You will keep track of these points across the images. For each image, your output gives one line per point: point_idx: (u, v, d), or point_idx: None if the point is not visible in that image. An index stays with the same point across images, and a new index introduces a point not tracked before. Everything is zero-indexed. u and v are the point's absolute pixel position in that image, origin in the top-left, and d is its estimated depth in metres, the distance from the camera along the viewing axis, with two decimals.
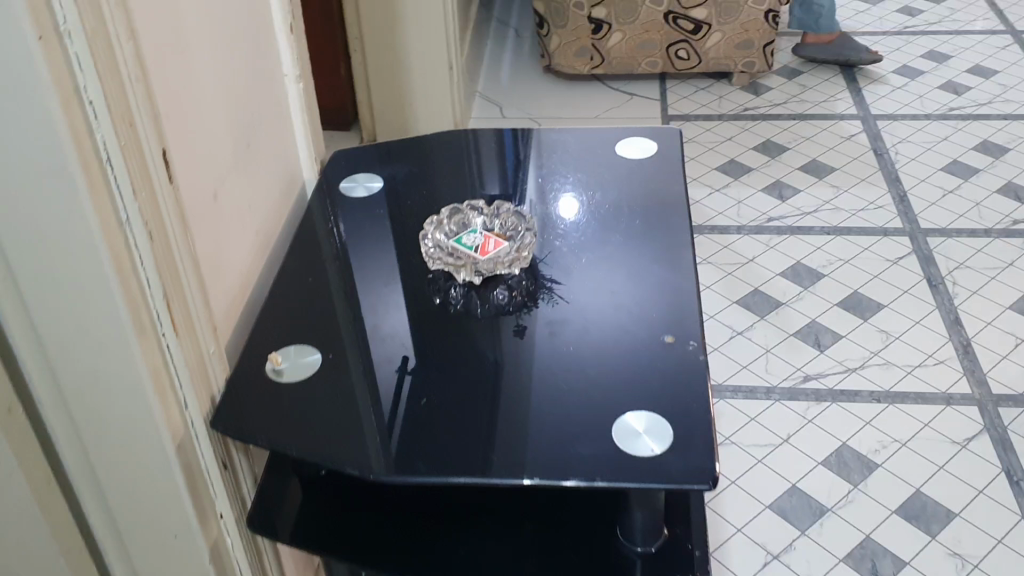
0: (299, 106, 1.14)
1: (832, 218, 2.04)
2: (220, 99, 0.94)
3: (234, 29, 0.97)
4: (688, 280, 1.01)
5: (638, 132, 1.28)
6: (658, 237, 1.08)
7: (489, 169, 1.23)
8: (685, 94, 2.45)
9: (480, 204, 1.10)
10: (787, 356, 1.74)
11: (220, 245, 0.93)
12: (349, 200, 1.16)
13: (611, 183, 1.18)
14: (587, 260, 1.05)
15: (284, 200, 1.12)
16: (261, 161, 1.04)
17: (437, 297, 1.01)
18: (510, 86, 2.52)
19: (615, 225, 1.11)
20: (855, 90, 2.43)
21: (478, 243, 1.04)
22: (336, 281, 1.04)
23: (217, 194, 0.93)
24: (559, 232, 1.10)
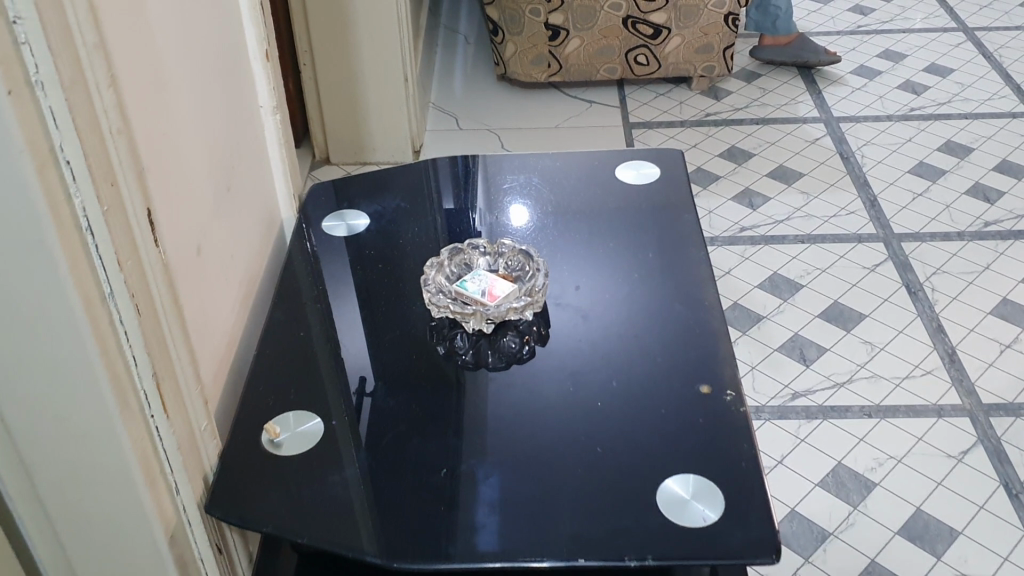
0: (275, 139, 1.05)
1: (805, 226, 2.01)
2: (198, 140, 0.85)
3: (208, 61, 0.88)
4: (712, 319, 0.95)
5: (634, 156, 1.21)
6: (671, 271, 1.01)
7: (482, 202, 1.15)
8: (645, 100, 2.40)
9: (482, 242, 1.02)
10: (773, 373, 1.69)
11: (204, 305, 0.84)
12: (334, 241, 1.08)
13: (612, 211, 1.11)
14: (596, 300, 0.98)
15: (263, 244, 1.03)
16: (238, 205, 0.95)
17: (442, 347, 0.93)
18: (464, 95, 2.44)
19: (619, 257, 1.04)
20: (816, 92, 2.40)
21: (483, 287, 0.96)
22: (324, 337, 0.95)
23: (199, 248, 0.84)
24: (560, 267, 1.03)
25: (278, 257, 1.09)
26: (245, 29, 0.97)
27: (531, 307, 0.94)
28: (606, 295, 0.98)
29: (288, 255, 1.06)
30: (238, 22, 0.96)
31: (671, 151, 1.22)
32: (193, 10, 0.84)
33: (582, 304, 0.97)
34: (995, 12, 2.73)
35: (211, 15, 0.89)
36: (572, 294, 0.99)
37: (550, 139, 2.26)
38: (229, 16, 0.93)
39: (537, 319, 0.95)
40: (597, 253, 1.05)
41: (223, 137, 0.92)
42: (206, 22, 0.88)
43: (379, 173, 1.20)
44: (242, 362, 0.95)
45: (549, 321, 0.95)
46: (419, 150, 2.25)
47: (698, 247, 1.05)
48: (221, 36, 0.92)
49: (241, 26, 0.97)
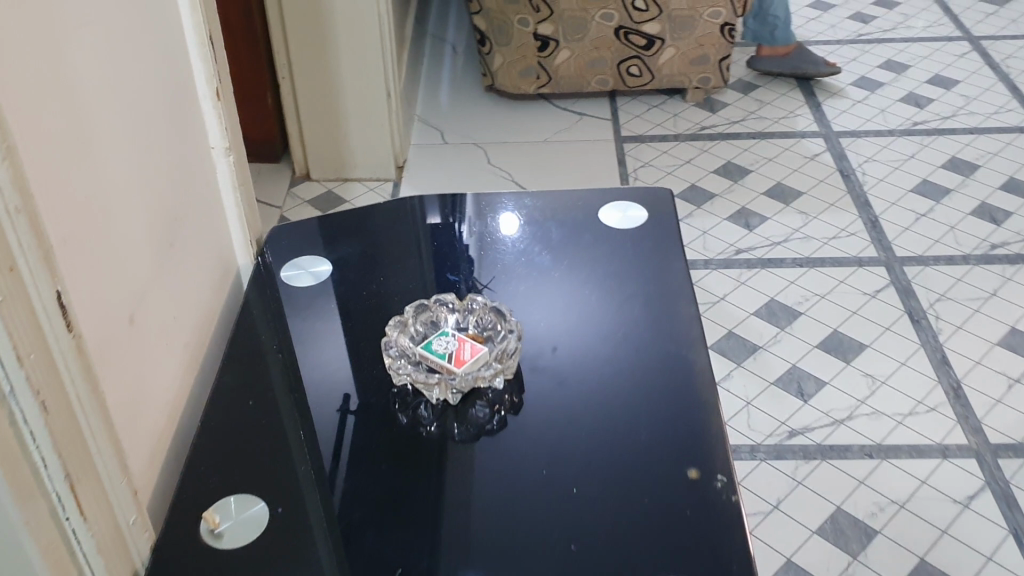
0: (230, 182, 0.96)
1: (804, 248, 1.92)
2: (132, 194, 0.76)
3: (146, 105, 0.79)
4: (703, 389, 0.86)
5: (621, 196, 1.13)
6: (659, 332, 0.93)
7: (457, 247, 1.07)
8: (638, 112, 2.31)
9: (453, 299, 0.95)
10: (769, 408, 1.61)
11: (136, 379, 0.76)
12: (294, 293, 0.99)
13: (597, 258, 1.03)
14: (579, 364, 0.90)
15: (216, 297, 0.95)
16: (184, 257, 0.86)
17: (404, 416, 0.85)
18: (450, 108, 2.35)
19: (602, 312, 0.96)
20: (814, 105, 2.31)
21: (451, 349, 0.88)
22: (287, 403, 0.87)
23: (132, 316, 0.75)
24: (536, 323, 0.95)
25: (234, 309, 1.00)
26: (193, 65, 0.88)
27: (500, 376, 0.87)
28: (591, 358, 0.90)
29: (243, 308, 0.98)
30: (185, 58, 0.87)
31: (661, 189, 1.14)
32: (128, 50, 0.76)
33: (562, 369, 0.89)
34: (1001, 20, 2.64)
35: (150, 53, 0.80)
36: (551, 358, 0.90)
37: (539, 155, 2.18)
38: (174, 52, 0.84)
39: (507, 385, 0.87)
40: (578, 307, 0.96)
41: (165, 185, 0.83)
42: (144, 61, 0.79)
43: (347, 214, 1.12)
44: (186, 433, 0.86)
45: (527, 389, 0.87)
46: (403, 166, 2.17)
47: (688, 302, 0.97)
48: (163, 73, 0.83)
49: (189, 63, 0.88)
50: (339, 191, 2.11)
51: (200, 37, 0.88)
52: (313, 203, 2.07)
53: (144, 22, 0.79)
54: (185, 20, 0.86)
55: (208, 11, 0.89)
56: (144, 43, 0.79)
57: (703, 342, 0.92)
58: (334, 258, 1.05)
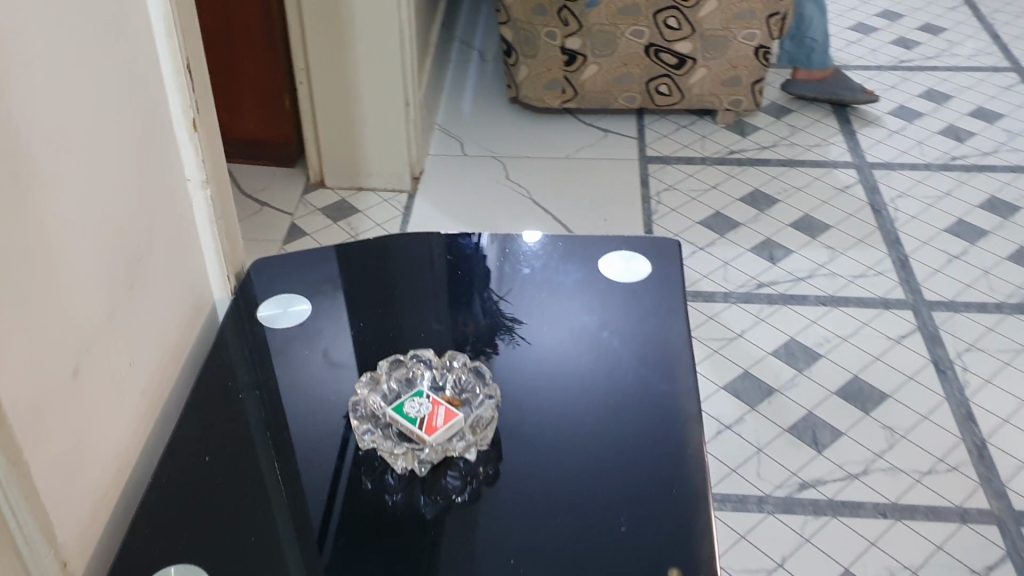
0: (207, 217, 0.91)
1: (828, 285, 1.84)
2: (87, 236, 0.70)
3: (110, 138, 0.73)
4: (694, 477, 0.79)
5: (627, 245, 1.06)
6: (653, 407, 0.86)
7: (446, 299, 1.01)
8: (665, 132, 2.24)
9: (432, 357, 0.91)
10: (780, 457, 1.54)
11: (79, 439, 0.70)
12: (268, 336, 0.94)
13: (598, 313, 0.97)
14: (566, 440, 0.83)
15: (184, 338, 0.89)
16: (148, 298, 0.81)
17: (369, 481, 0.80)
18: (472, 117, 2.29)
19: (597, 373, 0.90)
20: (849, 133, 2.23)
21: (424, 413, 0.83)
22: (268, 463, 0.81)
23: (79, 370, 0.69)
24: (527, 382, 0.90)
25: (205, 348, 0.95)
26: (168, 94, 0.82)
27: (474, 447, 0.81)
28: (580, 433, 0.83)
29: (213, 349, 0.92)
30: (158, 86, 0.81)
31: (669, 240, 1.07)
32: (89, 81, 0.70)
33: (544, 444, 0.83)
34: None
35: (117, 83, 0.74)
36: (536, 431, 0.84)
37: (560, 171, 2.12)
38: (146, 81, 0.79)
39: (479, 456, 0.81)
40: (569, 372, 0.90)
41: (130, 223, 0.77)
42: (109, 92, 0.73)
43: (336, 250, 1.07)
44: (136, 488, 0.81)
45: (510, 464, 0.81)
46: (418, 178, 2.11)
47: (686, 373, 0.90)
48: (133, 104, 0.77)
49: (163, 92, 0.82)
50: (352, 200, 2.05)
51: (177, 65, 0.82)
52: (324, 210, 2.01)
53: (111, 50, 0.73)
54: (160, 47, 0.80)
55: (188, 37, 0.83)
56: (109, 73, 0.73)
57: (699, 420, 0.85)
58: (316, 298, 1.00)
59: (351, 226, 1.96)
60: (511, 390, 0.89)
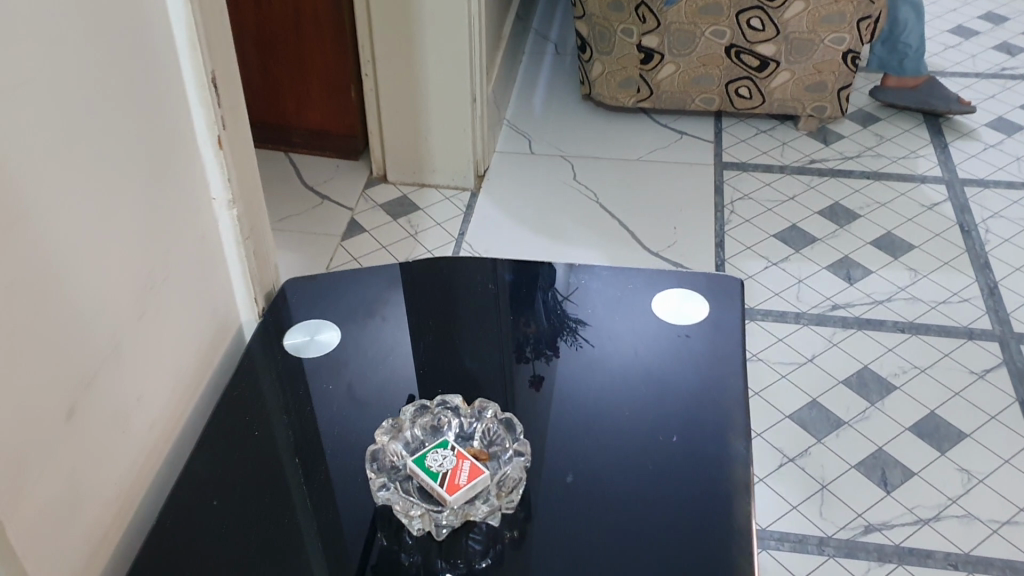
0: (232, 238, 0.86)
1: (908, 310, 1.74)
2: (89, 265, 0.66)
3: (118, 163, 0.69)
4: (738, 559, 0.71)
5: (686, 282, 0.98)
6: (693, 475, 0.78)
7: (483, 332, 0.95)
8: (743, 136, 2.14)
9: (460, 404, 0.85)
10: (846, 496, 1.45)
11: (73, 482, 0.65)
12: (290, 366, 0.88)
13: (653, 351, 0.91)
14: (594, 510, 0.75)
15: (201, 366, 0.84)
16: (161, 327, 0.76)
17: (384, 536, 0.74)
18: (543, 114, 2.22)
19: (660, 387, 0.87)
20: (941, 145, 2.10)
21: (447, 467, 0.77)
22: (305, 508, 0.76)
23: (73, 410, 0.65)
24: (585, 392, 0.86)
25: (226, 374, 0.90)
26: (191, 109, 0.78)
27: (497, 512, 0.75)
28: (613, 502, 0.76)
29: (232, 378, 0.86)
30: (179, 102, 0.76)
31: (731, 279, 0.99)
32: (96, 101, 0.65)
33: (568, 510, 0.75)
34: None
35: (130, 99, 0.69)
36: (561, 496, 0.76)
37: (630, 174, 2.03)
38: (165, 96, 0.74)
39: (501, 521, 0.75)
40: (608, 426, 0.83)
41: (140, 245, 0.72)
42: (120, 108, 0.68)
43: (372, 272, 1.01)
44: (138, 527, 0.76)
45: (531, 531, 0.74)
46: (483, 175, 2.05)
47: (738, 434, 0.82)
48: (149, 120, 0.72)
49: (185, 107, 0.77)
50: (413, 196, 2.00)
51: (201, 80, 0.77)
52: (386, 206, 1.96)
53: (123, 64, 0.68)
54: (183, 60, 0.76)
55: (213, 49, 0.78)
56: (121, 88, 0.68)
57: (748, 491, 0.77)
58: (346, 323, 0.94)
59: (411, 224, 1.90)
60: (569, 398, 0.86)
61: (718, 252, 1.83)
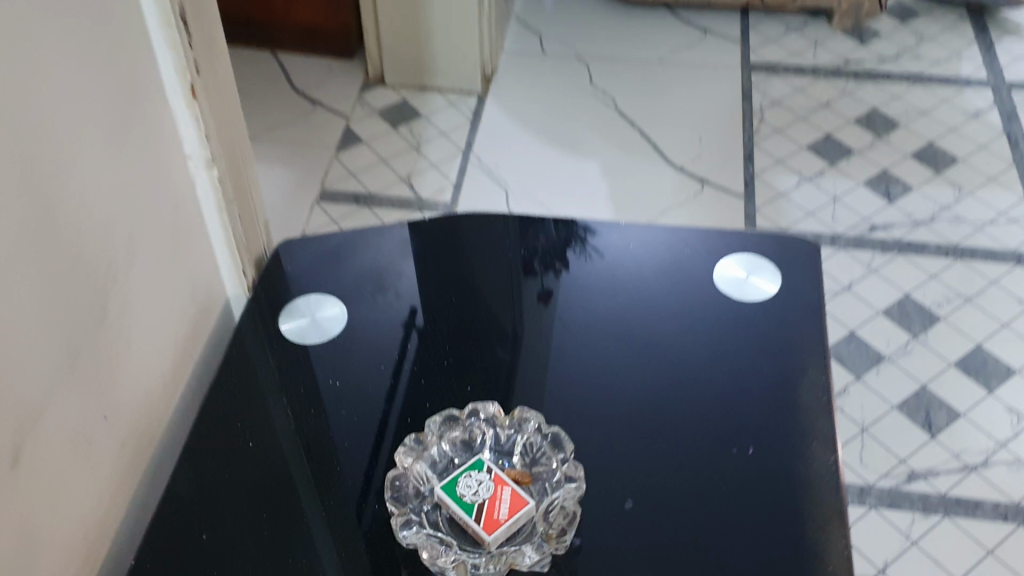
0: (214, 202, 0.71)
1: (951, 233, 1.61)
2: (28, 277, 0.51)
3: (63, 138, 0.53)
4: None
5: (754, 244, 0.82)
6: (772, 508, 0.64)
7: (513, 308, 0.78)
8: (773, 35, 1.97)
9: (497, 414, 0.70)
10: (888, 438, 1.35)
11: (22, 540, 0.53)
12: (287, 351, 0.74)
13: (720, 337, 0.74)
14: (656, 562, 0.61)
15: (182, 358, 0.70)
16: (128, 330, 0.62)
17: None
18: (554, 9, 2.04)
19: (683, 297, 0.78)
20: (985, 45, 1.94)
21: (483, 497, 0.62)
22: (326, 537, 0.62)
23: (18, 457, 0.51)
24: (599, 318, 0.77)
25: (212, 368, 0.75)
26: (156, 52, 0.62)
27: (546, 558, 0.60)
28: (679, 541, 0.62)
29: (217, 373, 0.72)
30: (140, 44, 0.61)
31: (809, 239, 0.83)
32: (26, 67, 0.49)
33: (621, 555, 0.61)
34: None
35: (76, 47, 0.54)
36: (613, 538, 0.62)
37: (650, 77, 1.87)
38: (121, 38, 0.58)
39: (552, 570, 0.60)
40: (669, 438, 0.68)
41: (95, 235, 0.57)
42: (61, 64, 0.52)
43: (381, 235, 0.85)
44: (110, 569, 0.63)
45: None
46: (490, 78, 1.87)
47: (824, 446, 0.67)
48: (103, 72, 0.57)
49: (149, 49, 0.62)
50: (414, 101, 1.83)
51: (168, 15, 0.61)
52: (385, 113, 1.80)
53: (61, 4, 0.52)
54: None
55: None
56: (63, 36, 0.52)
57: (842, 524, 0.63)
58: (351, 293, 0.79)
59: (413, 134, 1.74)
60: (580, 310, 0.78)
61: (747, 166, 1.68)
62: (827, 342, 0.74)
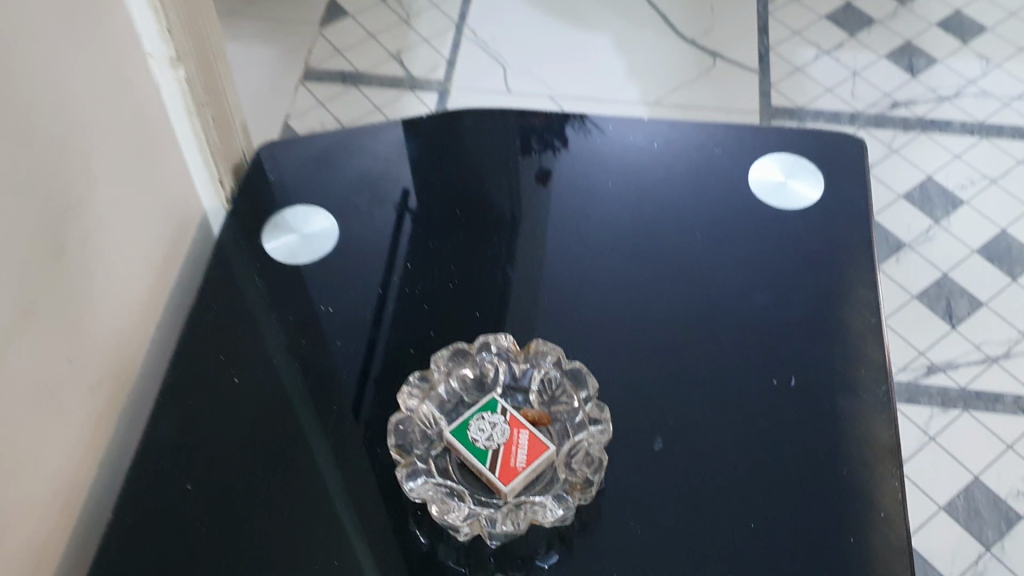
0: (183, 101, 0.63)
1: (977, 110, 1.47)
2: None
3: (9, 49, 0.45)
4: (883, 551, 0.54)
5: (791, 142, 0.74)
6: (817, 446, 0.58)
7: (523, 217, 0.70)
8: None
9: (511, 347, 0.61)
10: (905, 330, 1.20)
11: None
12: (275, 268, 0.67)
13: (754, 251, 0.67)
14: (689, 508, 0.55)
15: (159, 279, 0.63)
16: (97, 263, 0.55)
17: (421, 533, 0.54)
18: None
19: (695, 185, 0.72)
20: None
21: (498, 443, 0.55)
22: (326, 456, 0.57)
23: None
24: (597, 206, 0.71)
25: (191, 291, 0.68)
26: None
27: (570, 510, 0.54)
28: (713, 482, 0.56)
29: (196, 301, 0.65)
30: None
31: (853, 137, 0.75)
32: None
33: (652, 497, 0.56)
34: None
35: None
36: (642, 483, 0.56)
37: None
38: None
39: (575, 523, 0.55)
40: (701, 367, 0.61)
41: (51, 150, 0.49)
42: None
43: (373, 136, 0.76)
44: (93, 517, 0.57)
45: (606, 538, 0.54)
46: None
47: (872, 375, 0.61)
48: None
49: None
50: None
51: None
52: None
53: None
54: None
55: None
56: None
57: (894, 460, 0.57)
58: (344, 199, 0.71)
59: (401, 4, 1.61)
60: (577, 195, 0.72)
61: (763, 39, 1.56)
62: (872, 252, 0.67)
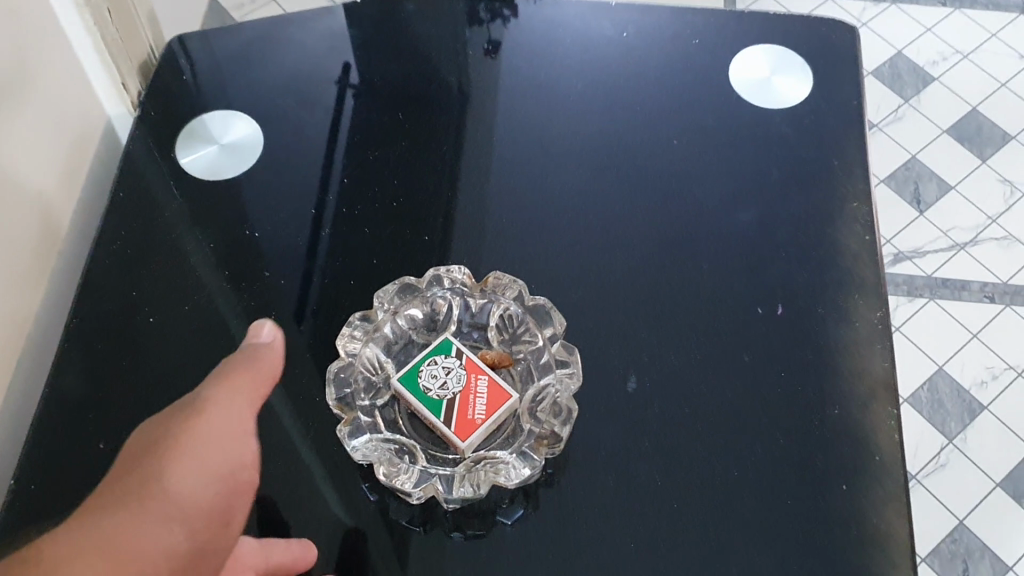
0: None
1: None
2: None
3: None
4: (879, 498, 0.49)
5: (776, 31, 0.66)
6: (806, 381, 0.52)
7: (476, 120, 0.62)
8: None
9: (467, 280, 0.54)
10: None
11: None
12: (192, 183, 0.59)
13: (735, 159, 0.60)
14: (667, 453, 0.50)
15: (58, 197, 0.55)
16: None
17: (370, 489, 0.49)
18: None
19: (666, 78, 0.64)
20: None
21: (453, 391, 0.49)
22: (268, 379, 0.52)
23: None
24: (554, 95, 0.64)
25: (98, 211, 0.60)
26: None
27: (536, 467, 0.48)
28: (694, 425, 0.51)
29: (102, 227, 0.57)
30: None
31: (845, 26, 0.67)
32: None
33: (626, 442, 0.50)
34: None
35: None
36: (613, 429, 0.51)
37: None
38: None
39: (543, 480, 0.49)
40: (678, 296, 0.55)
41: None
42: None
43: (301, 25, 0.67)
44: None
45: (576, 489, 0.49)
46: None
47: (866, 302, 0.55)
48: None
49: None
50: None
51: None
52: None
53: None
54: None
55: None
56: None
57: (890, 396, 0.52)
58: (271, 99, 0.63)
59: None
60: (531, 85, 0.64)
61: None
62: (865, 157, 0.60)
